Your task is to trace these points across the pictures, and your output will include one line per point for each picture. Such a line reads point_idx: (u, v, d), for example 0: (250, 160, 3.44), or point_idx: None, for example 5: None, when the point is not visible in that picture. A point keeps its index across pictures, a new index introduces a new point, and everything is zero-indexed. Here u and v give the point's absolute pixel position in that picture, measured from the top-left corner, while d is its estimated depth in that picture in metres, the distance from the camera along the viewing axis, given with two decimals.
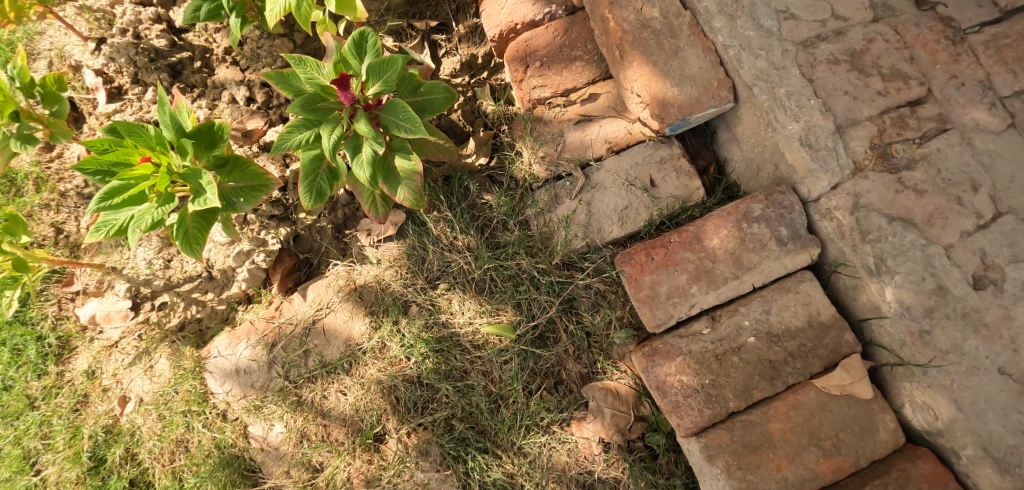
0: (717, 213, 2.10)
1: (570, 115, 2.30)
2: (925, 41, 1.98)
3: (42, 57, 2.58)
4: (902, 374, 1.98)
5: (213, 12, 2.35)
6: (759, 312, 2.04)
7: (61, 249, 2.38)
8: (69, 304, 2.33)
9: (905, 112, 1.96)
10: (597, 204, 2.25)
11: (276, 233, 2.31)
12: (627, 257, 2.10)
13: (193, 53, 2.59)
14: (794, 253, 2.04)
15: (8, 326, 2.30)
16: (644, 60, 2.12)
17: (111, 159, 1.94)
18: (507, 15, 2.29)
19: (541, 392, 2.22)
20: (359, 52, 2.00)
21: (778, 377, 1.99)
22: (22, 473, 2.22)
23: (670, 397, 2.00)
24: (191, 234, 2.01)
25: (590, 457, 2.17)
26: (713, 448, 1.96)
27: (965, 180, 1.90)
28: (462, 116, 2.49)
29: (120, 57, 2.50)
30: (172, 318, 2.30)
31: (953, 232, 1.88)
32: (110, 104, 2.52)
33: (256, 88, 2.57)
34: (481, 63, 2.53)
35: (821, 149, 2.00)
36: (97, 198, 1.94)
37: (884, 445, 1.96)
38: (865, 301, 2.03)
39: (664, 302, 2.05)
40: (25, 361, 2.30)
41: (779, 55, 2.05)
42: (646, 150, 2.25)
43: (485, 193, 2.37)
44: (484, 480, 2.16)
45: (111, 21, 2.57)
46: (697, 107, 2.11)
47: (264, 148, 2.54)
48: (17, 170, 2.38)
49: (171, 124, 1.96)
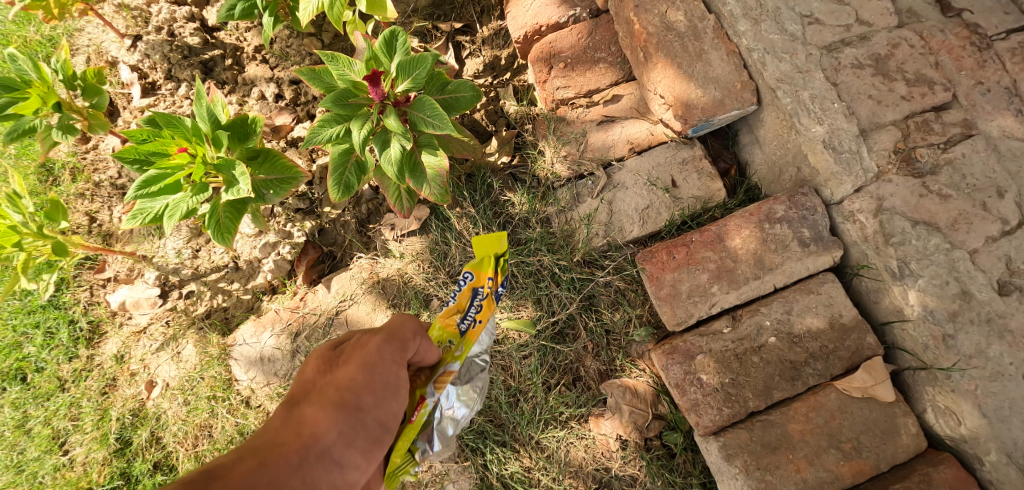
0: (739, 213, 2.11)
1: (593, 116, 2.34)
2: (951, 47, 2.00)
3: (81, 53, 2.67)
4: (925, 378, 1.96)
5: (247, 11, 2.38)
6: (781, 312, 2.04)
7: (94, 237, 2.44)
8: (100, 290, 2.40)
9: (930, 117, 1.97)
10: (618, 204, 2.27)
11: (301, 226, 2.39)
12: (649, 255, 2.12)
13: (224, 51, 2.67)
14: (816, 255, 2.05)
15: (43, 309, 2.37)
16: (669, 62, 2.13)
17: (149, 149, 1.98)
18: (532, 17, 2.34)
19: (560, 388, 2.25)
20: (389, 51, 2.04)
21: (798, 378, 1.99)
22: (51, 452, 2.27)
23: (689, 395, 2.01)
24: (223, 224, 2.06)
25: (607, 453, 2.19)
26: (732, 447, 1.96)
27: (990, 185, 1.90)
28: (485, 115, 2.53)
29: (155, 53, 2.61)
30: (198, 306, 2.36)
31: (978, 237, 1.88)
32: (144, 98, 2.61)
33: (285, 85, 2.65)
34: (504, 64, 2.58)
35: (844, 151, 2.01)
36: (135, 186, 1.98)
37: (906, 449, 1.94)
38: (888, 304, 2.02)
39: (684, 300, 2.06)
40: (57, 344, 2.36)
41: (803, 59, 2.07)
42: (668, 151, 2.28)
43: (508, 190, 2.41)
44: (502, 473, 2.19)
45: (147, 18, 2.65)
46: (720, 109, 2.12)
47: (292, 143, 2.60)
48: (55, 160, 2.47)
49: (208, 116, 2.02)
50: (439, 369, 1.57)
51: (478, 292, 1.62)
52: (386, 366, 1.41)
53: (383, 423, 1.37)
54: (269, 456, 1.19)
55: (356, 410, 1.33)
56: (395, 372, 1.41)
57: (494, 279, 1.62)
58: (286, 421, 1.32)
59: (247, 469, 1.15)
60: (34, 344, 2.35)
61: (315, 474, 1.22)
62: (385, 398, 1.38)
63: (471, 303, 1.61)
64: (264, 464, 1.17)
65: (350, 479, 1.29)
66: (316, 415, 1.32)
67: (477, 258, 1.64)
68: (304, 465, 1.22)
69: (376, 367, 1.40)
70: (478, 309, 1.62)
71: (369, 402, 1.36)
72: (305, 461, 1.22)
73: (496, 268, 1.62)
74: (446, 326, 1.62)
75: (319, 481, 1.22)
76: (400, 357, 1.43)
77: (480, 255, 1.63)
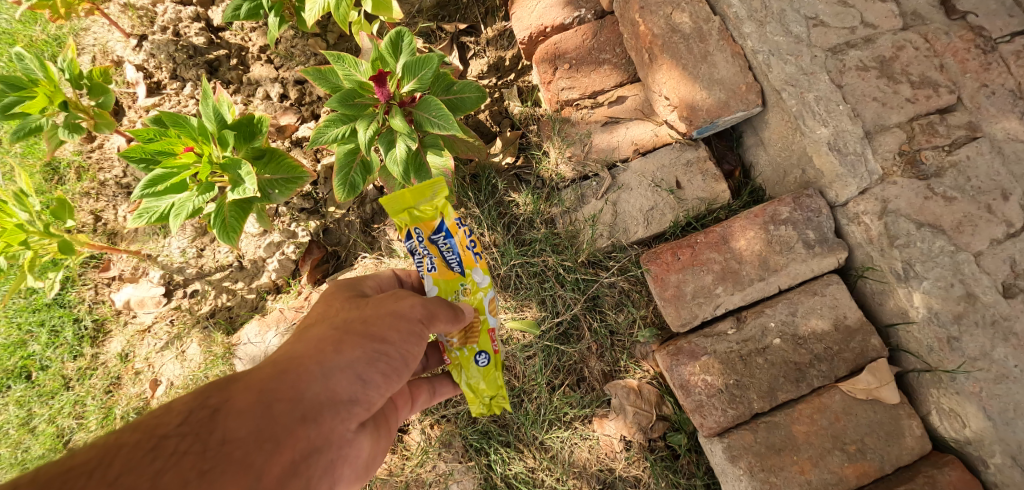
0: (744, 215, 2.11)
1: (597, 117, 2.34)
2: (955, 50, 2.00)
3: (87, 53, 2.67)
4: (930, 381, 1.97)
5: (252, 11, 2.38)
6: (785, 314, 2.04)
7: (99, 236, 2.45)
8: (105, 289, 2.41)
9: (934, 119, 1.98)
10: (623, 205, 2.27)
11: (306, 226, 2.40)
12: (653, 256, 2.12)
13: (230, 51, 2.68)
14: (821, 257, 2.05)
15: (47, 307, 2.38)
16: (673, 63, 2.14)
17: (156, 148, 1.98)
18: (537, 18, 2.35)
19: (564, 388, 2.25)
20: (395, 51, 2.04)
21: (803, 379, 1.99)
22: (55, 450, 2.28)
23: (694, 396, 2.01)
24: (229, 223, 2.07)
25: (611, 454, 2.19)
26: (737, 449, 1.96)
27: (994, 188, 1.90)
28: (490, 116, 2.54)
29: (160, 53, 2.62)
30: (203, 305, 2.39)
31: (983, 240, 1.88)
32: (149, 98, 2.61)
33: (290, 85, 2.65)
34: (508, 65, 2.59)
35: (850, 153, 2.01)
36: (141, 185, 2.00)
37: (910, 451, 1.94)
38: (892, 306, 2.03)
39: (689, 301, 2.06)
40: (62, 342, 2.37)
41: (808, 61, 2.07)
42: (672, 152, 2.28)
43: (513, 191, 2.42)
44: (506, 474, 2.19)
45: (152, 18, 2.66)
46: (725, 111, 2.12)
47: (297, 143, 2.60)
48: (61, 159, 2.48)
49: (214, 116, 2.02)
50: (484, 311, 1.73)
51: (441, 233, 1.71)
52: (411, 318, 1.48)
53: (404, 359, 1.46)
54: (290, 367, 1.36)
55: (379, 340, 1.42)
56: (420, 321, 1.49)
57: (442, 211, 1.70)
58: (311, 339, 1.44)
59: (273, 373, 1.34)
60: (39, 343, 2.36)
61: (333, 386, 1.35)
62: (409, 339, 1.46)
63: (444, 247, 1.71)
64: (288, 372, 1.34)
65: (369, 399, 1.41)
66: (340, 336, 1.42)
67: (405, 212, 1.70)
68: (322, 378, 1.35)
69: (404, 315, 1.48)
70: (460, 243, 1.74)
71: (392, 338, 1.44)
72: (323, 371, 1.35)
73: (441, 200, 1.71)
74: (451, 280, 1.72)
75: (337, 393, 1.35)
76: (425, 317, 1.50)
77: (408, 207, 1.70)
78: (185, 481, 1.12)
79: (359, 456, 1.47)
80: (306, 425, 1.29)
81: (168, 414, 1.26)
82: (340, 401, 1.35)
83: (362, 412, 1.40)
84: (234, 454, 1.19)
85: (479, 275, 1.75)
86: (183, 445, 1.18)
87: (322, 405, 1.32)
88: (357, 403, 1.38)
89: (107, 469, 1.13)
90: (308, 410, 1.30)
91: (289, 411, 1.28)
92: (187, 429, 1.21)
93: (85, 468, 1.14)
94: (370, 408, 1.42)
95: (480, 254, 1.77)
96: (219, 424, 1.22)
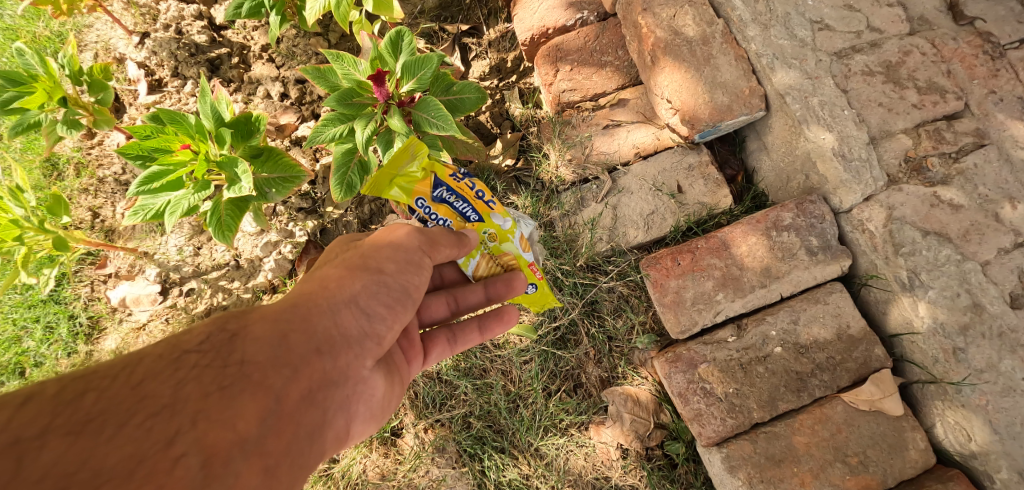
0: (746, 221, 2.08)
1: (598, 120, 2.32)
2: (963, 56, 1.97)
3: (88, 49, 2.66)
4: (935, 392, 1.91)
5: (254, 10, 2.35)
6: (787, 322, 2.00)
7: (96, 232, 2.43)
8: (101, 286, 2.40)
9: (941, 125, 1.94)
10: (623, 208, 2.24)
11: (303, 226, 2.41)
12: (653, 261, 2.08)
13: (231, 49, 2.67)
14: (824, 264, 2.01)
15: (43, 304, 2.37)
16: (677, 66, 2.10)
17: (153, 145, 1.95)
18: (539, 19, 2.32)
19: (561, 394, 2.22)
20: (394, 51, 2.01)
21: (804, 389, 1.95)
22: None
23: (692, 404, 1.97)
24: (225, 221, 2.05)
25: (608, 462, 2.15)
26: (735, 459, 1.92)
27: (1002, 196, 1.86)
28: (491, 117, 2.51)
29: (162, 51, 2.61)
30: (198, 304, 2.35)
31: (990, 249, 1.84)
32: (150, 95, 2.59)
33: (290, 84, 2.64)
34: (510, 66, 2.57)
35: (854, 159, 1.97)
36: (137, 182, 1.97)
37: (914, 465, 1.89)
38: (896, 316, 1.99)
39: (689, 308, 2.03)
40: (57, 339, 2.35)
41: (812, 65, 2.03)
42: (674, 156, 2.25)
43: (512, 193, 2.39)
44: (499, 480, 2.15)
45: (154, 16, 2.66)
46: (728, 114, 2.08)
47: (296, 142, 2.59)
48: (60, 155, 2.47)
49: (211, 113, 1.99)
50: (516, 251, 1.76)
51: (441, 188, 1.71)
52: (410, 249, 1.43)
53: (407, 290, 1.38)
54: (301, 300, 1.26)
55: (379, 271, 1.34)
56: (419, 251, 1.44)
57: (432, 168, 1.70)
58: (310, 280, 1.34)
59: (282, 306, 1.23)
60: (33, 339, 2.34)
61: (343, 320, 1.25)
62: (408, 269, 1.39)
63: (451, 199, 1.71)
64: (297, 305, 1.24)
65: (378, 335, 1.32)
66: (342, 272, 1.33)
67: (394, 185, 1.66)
68: (333, 312, 1.25)
69: (402, 245, 1.42)
70: (465, 193, 1.72)
71: (391, 268, 1.36)
72: (333, 305, 1.25)
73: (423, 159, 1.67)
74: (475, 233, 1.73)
75: (347, 328, 1.26)
76: (424, 245, 1.46)
77: (394, 179, 1.66)
78: (205, 393, 1.02)
79: (373, 396, 1.40)
80: (323, 356, 1.20)
81: (182, 335, 1.15)
82: (351, 336, 1.26)
83: (374, 350, 1.32)
84: (254, 375, 1.09)
85: (501, 218, 1.73)
86: (202, 361, 1.07)
87: (335, 338, 1.23)
88: (368, 338, 1.29)
89: (126, 376, 1.03)
90: (323, 342, 1.21)
91: (307, 340, 1.19)
92: (206, 347, 1.10)
93: (102, 374, 1.04)
94: (380, 345, 1.34)
95: (491, 197, 1.73)
96: (239, 346, 1.12)
